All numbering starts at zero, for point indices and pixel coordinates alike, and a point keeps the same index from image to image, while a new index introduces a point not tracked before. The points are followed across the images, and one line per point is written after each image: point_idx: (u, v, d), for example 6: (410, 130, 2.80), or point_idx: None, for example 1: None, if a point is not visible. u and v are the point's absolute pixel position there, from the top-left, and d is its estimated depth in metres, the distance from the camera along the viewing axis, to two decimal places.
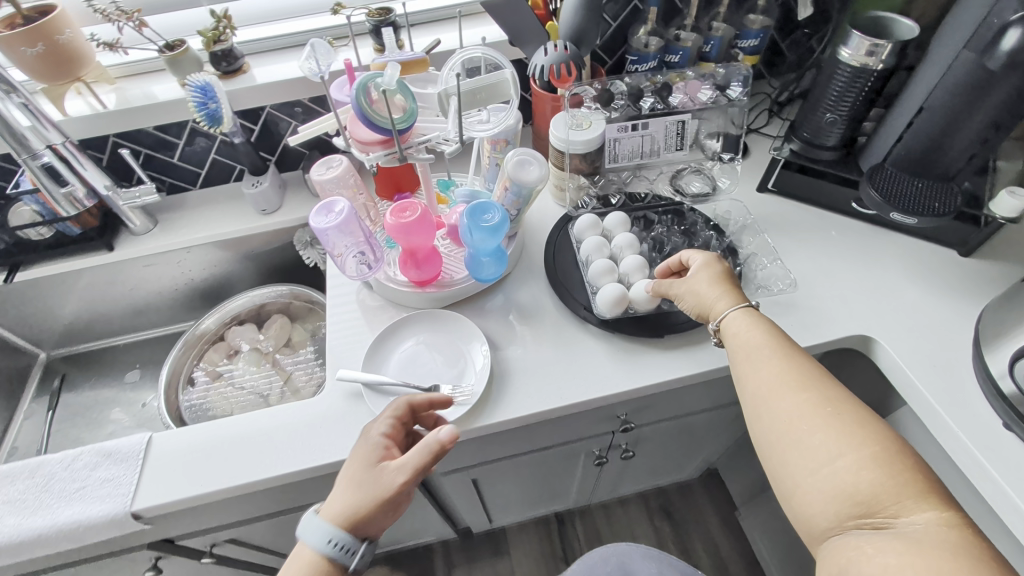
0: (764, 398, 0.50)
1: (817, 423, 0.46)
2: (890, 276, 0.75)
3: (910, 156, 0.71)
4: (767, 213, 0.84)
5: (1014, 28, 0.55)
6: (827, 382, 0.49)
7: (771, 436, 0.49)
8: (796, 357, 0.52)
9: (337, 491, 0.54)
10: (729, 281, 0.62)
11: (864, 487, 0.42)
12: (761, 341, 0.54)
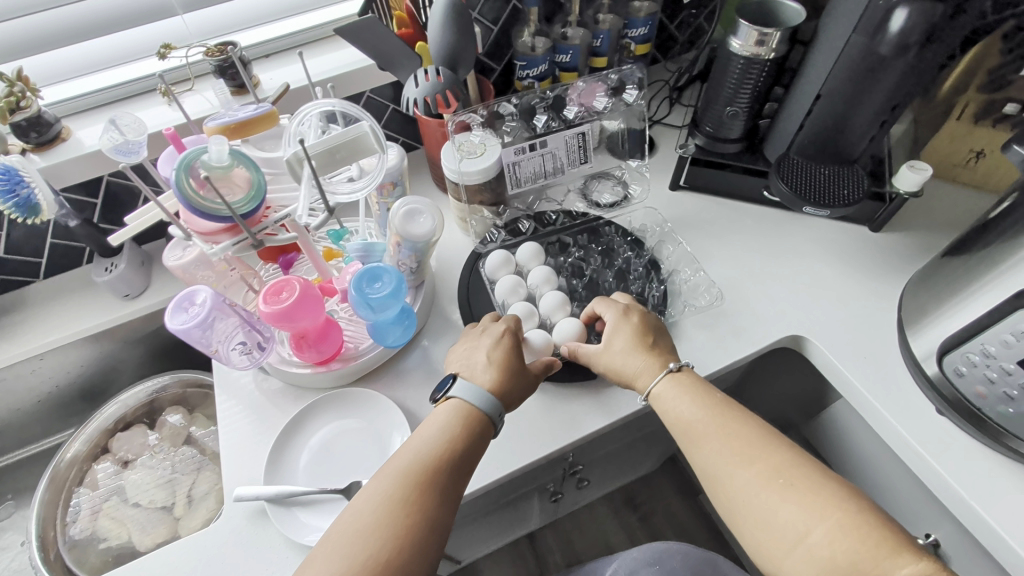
0: (716, 478, 0.49)
1: (777, 498, 0.46)
2: (810, 264, 0.73)
3: (813, 142, 0.69)
4: (681, 214, 0.80)
5: (899, 10, 0.54)
6: (771, 447, 0.49)
7: (739, 519, 0.48)
8: (733, 423, 0.51)
9: (477, 368, 0.55)
10: (644, 343, 0.58)
11: (842, 558, 0.42)
12: (693, 412, 0.53)
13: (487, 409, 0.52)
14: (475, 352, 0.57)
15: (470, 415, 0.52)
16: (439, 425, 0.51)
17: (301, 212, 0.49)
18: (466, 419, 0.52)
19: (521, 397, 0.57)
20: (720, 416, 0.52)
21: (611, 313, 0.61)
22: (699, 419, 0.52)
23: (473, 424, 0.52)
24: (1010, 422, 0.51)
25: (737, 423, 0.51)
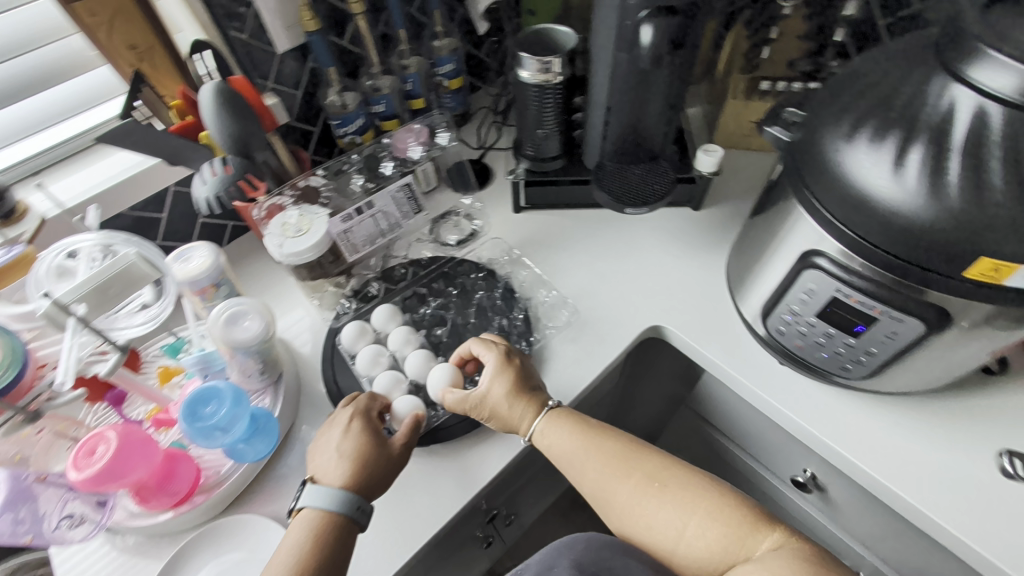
0: (605, 502, 0.53)
1: (654, 502, 0.50)
2: (651, 253, 0.78)
3: (619, 145, 0.74)
4: (529, 235, 0.82)
5: (645, 26, 0.58)
6: (644, 458, 0.54)
7: (631, 530, 0.52)
8: (607, 443, 0.55)
9: (329, 466, 0.53)
10: (523, 393, 0.58)
11: (716, 547, 0.46)
12: (575, 442, 0.56)
13: (346, 509, 0.50)
14: (327, 444, 0.54)
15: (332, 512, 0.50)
16: (291, 543, 0.48)
17: (61, 380, 0.45)
18: (320, 526, 0.49)
19: (390, 479, 0.54)
20: (595, 441, 0.56)
21: (495, 367, 0.59)
22: (577, 447, 0.56)
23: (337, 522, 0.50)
24: (827, 363, 0.57)
25: (610, 444, 0.55)
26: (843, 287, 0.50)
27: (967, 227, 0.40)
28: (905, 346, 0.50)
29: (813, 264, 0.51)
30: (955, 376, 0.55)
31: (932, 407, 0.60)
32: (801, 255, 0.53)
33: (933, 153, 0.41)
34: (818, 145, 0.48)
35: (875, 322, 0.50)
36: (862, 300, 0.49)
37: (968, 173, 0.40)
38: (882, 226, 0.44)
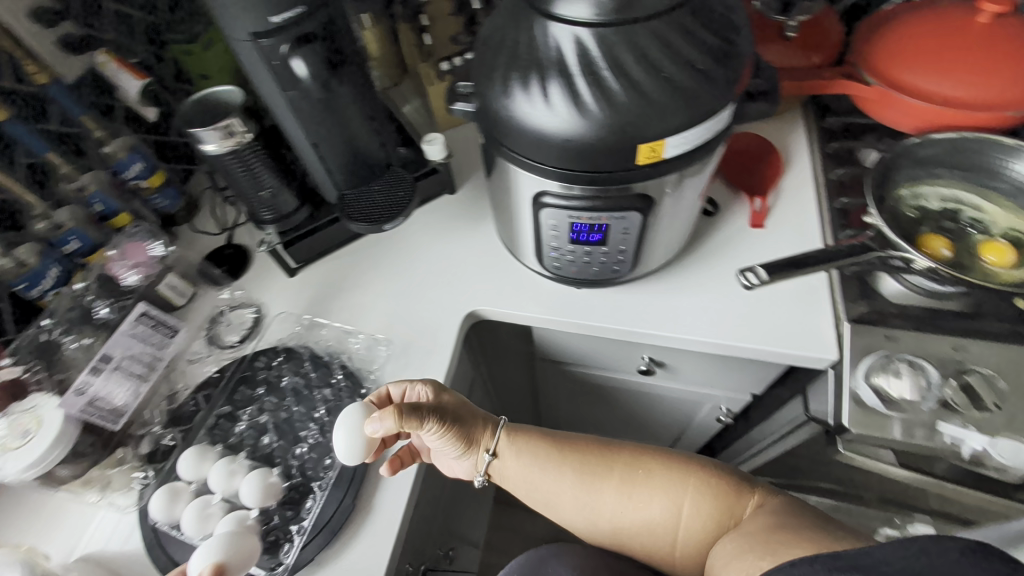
0: (597, 512, 0.60)
1: (645, 490, 0.59)
2: (431, 253, 0.80)
3: (348, 172, 0.75)
4: (312, 295, 0.77)
5: (294, 60, 0.57)
6: (618, 453, 0.62)
7: (623, 519, 0.59)
8: (583, 453, 0.62)
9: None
10: (467, 415, 0.61)
11: (702, 523, 0.56)
12: (550, 454, 0.62)
13: None
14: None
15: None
16: None
17: None
18: None
19: None
20: (575, 456, 0.62)
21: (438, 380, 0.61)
22: (557, 469, 0.61)
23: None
24: (602, 274, 0.64)
25: (590, 456, 0.62)
26: (572, 212, 0.55)
27: (617, 128, 0.47)
28: (639, 234, 0.58)
29: (544, 203, 0.56)
30: (686, 233, 0.67)
31: (686, 265, 0.73)
32: (533, 200, 0.57)
33: (566, 82, 0.47)
34: (488, 107, 0.52)
35: (609, 228, 0.57)
36: (590, 215, 0.55)
37: (595, 87, 0.47)
38: (564, 153, 0.49)
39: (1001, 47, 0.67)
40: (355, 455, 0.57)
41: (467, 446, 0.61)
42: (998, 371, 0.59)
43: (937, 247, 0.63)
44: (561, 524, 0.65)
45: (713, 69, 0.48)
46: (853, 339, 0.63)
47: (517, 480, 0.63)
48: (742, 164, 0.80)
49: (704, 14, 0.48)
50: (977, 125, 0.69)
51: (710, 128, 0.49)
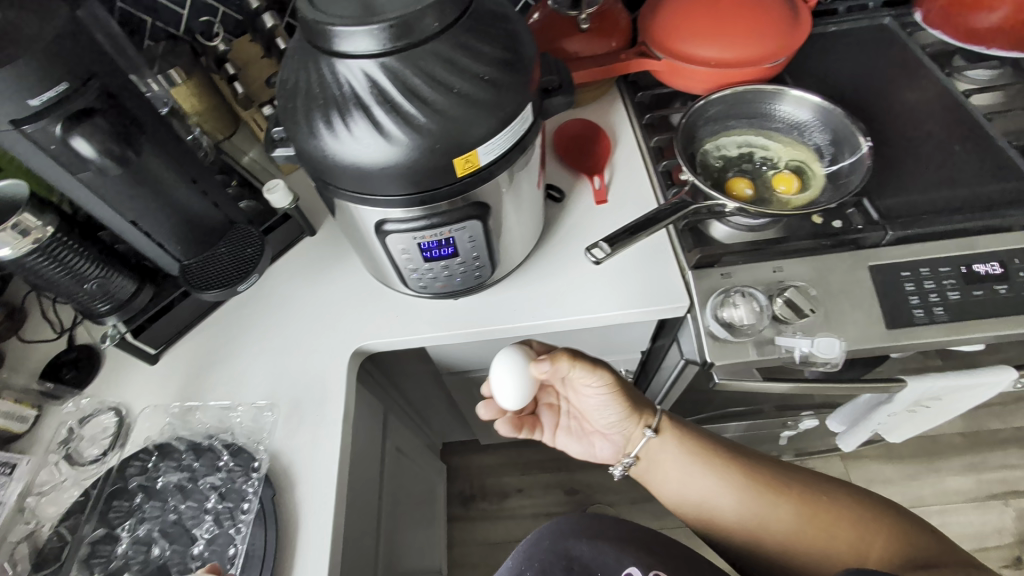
0: (758, 523, 0.65)
1: (828, 522, 0.62)
2: (301, 300, 0.77)
3: (185, 241, 0.69)
4: (179, 379, 0.72)
5: (74, 140, 0.51)
6: (818, 485, 0.66)
7: (778, 525, 0.64)
8: (755, 475, 0.67)
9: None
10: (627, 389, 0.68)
11: (858, 553, 0.60)
12: (710, 456, 0.69)
13: None
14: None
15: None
16: None
17: None
18: None
19: None
20: (731, 468, 0.67)
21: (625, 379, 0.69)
22: (707, 472, 0.68)
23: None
24: (467, 282, 0.66)
25: (756, 474, 0.67)
26: (415, 233, 0.56)
27: (430, 149, 0.49)
28: (485, 240, 0.60)
29: (387, 230, 0.56)
30: (535, 222, 0.73)
31: (549, 252, 0.78)
32: (375, 229, 0.57)
33: (369, 114, 0.48)
34: (304, 150, 0.52)
35: (455, 240, 0.58)
36: (433, 233, 0.57)
37: (396, 114, 0.48)
38: (387, 181, 0.51)
39: (748, 12, 0.79)
40: (520, 393, 0.65)
41: (634, 417, 0.70)
42: (812, 282, 0.68)
43: (740, 188, 0.73)
44: (706, 525, 0.70)
45: (501, 77, 0.51)
46: (697, 283, 0.71)
47: (669, 473, 0.70)
48: (576, 148, 0.88)
49: (479, 27, 0.51)
50: (747, 80, 0.80)
51: (513, 131, 0.53)
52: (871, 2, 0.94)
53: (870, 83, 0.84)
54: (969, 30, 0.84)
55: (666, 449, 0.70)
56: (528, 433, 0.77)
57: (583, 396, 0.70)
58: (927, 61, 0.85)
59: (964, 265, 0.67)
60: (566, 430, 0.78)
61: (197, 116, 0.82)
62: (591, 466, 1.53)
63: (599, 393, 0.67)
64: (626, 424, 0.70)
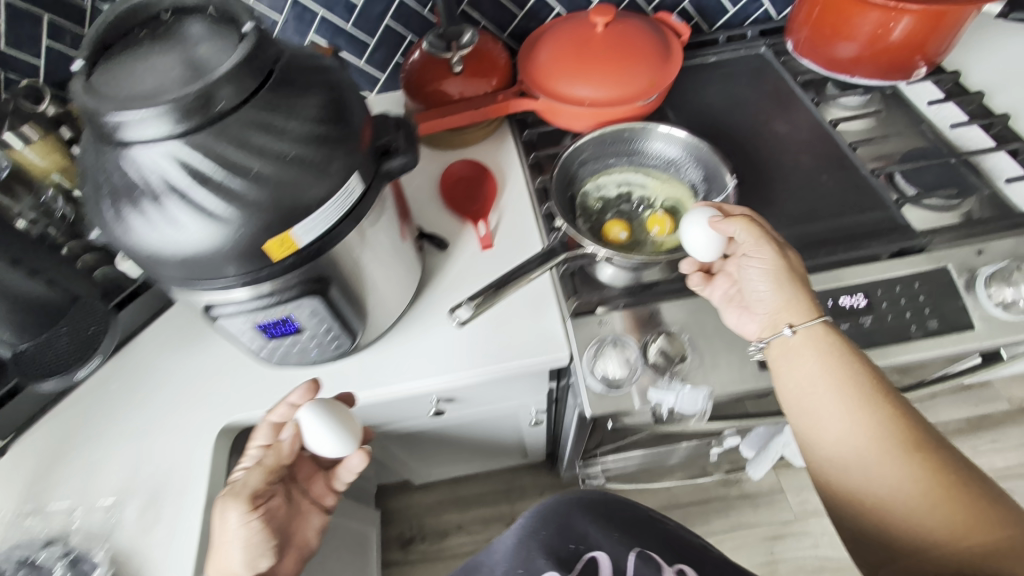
0: (858, 458, 0.53)
1: (945, 503, 0.49)
2: (163, 376, 0.71)
3: (15, 325, 0.60)
4: (16, 480, 0.64)
5: None
6: (966, 470, 0.51)
7: (880, 475, 0.51)
8: (898, 423, 0.52)
9: (241, 560, 0.58)
10: (798, 275, 0.62)
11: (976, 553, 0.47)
12: (845, 378, 0.55)
13: None
14: (222, 528, 0.58)
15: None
16: None
17: None
18: None
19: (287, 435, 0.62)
20: (869, 397, 0.54)
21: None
22: (843, 401, 0.54)
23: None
24: (328, 352, 0.61)
25: (906, 424, 0.52)
26: (248, 315, 0.52)
27: (235, 242, 0.45)
28: (333, 313, 0.56)
29: (216, 314, 0.52)
30: (412, 273, 0.73)
31: (431, 304, 0.75)
32: (206, 313, 0.53)
33: (161, 204, 0.43)
34: (108, 237, 0.47)
35: (295, 317, 0.54)
36: (265, 313, 0.53)
37: (190, 203, 0.43)
38: (199, 270, 0.47)
39: (618, 52, 0.78)
40: (706, 249, 0.63)
41: (794, 296, 0.60)
42: (683, 327, 0.69)
43: (616, 232, 0.72)
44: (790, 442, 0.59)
45: (313, 153, 0.46)
46: (576, 333, 0.70)
47: (792, 383, 0.59)
48: (463, 191, 0.86)
49: (285, 99, 0.46)
50: (622, 119, 0.80)
51: (336, 207, 0.49)
52: (749, 32, 0.96)
53: (746, 117, 0.85)
54: (832, 58, 0.84)
55: (811, 360, 0.58)
56: (696, 287, 0.70)
57: (745, 267, 0.65)
58: (799, 93, 0.87)
59: (832, 299, 0.68)
60: (728, 297, 0.67)
61: (61, 173, 0.71)
62: (530, 496, 1.49)
63: (760, 256, 0.62)
64: (780, 290, 0.61)
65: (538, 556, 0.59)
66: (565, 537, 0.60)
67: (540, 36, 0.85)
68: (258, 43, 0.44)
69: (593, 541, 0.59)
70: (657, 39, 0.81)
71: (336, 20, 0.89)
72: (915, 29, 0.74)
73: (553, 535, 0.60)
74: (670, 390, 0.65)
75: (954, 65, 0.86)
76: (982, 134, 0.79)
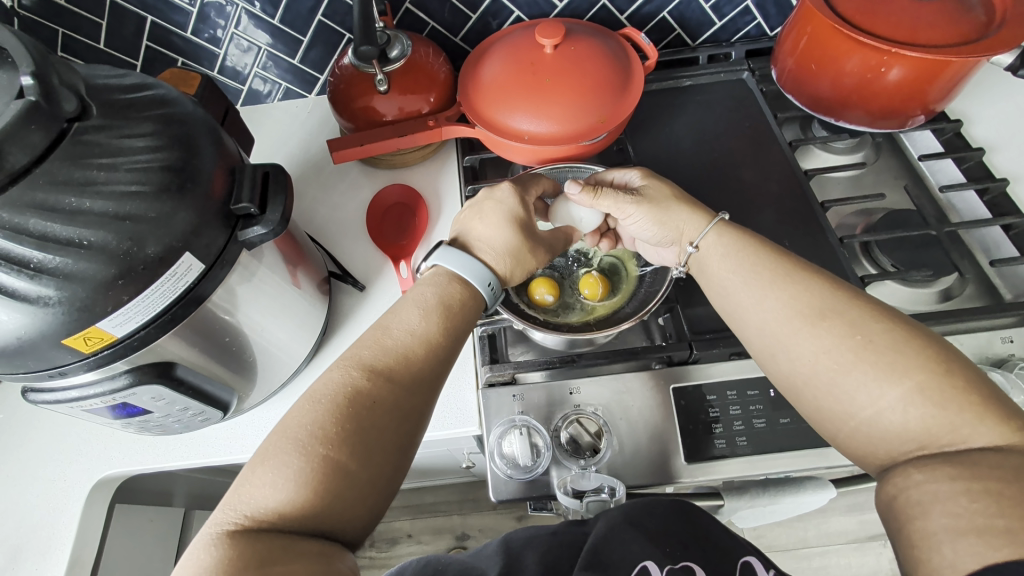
0: (775, 349, 0.46)
1: (864, 367, 0.41)
2: (41, 420, 0.64)
3: None
4: None
5: None
6: (889, 319, 0.43)
7: (795, 364, 0.45)
8: (809, 295, 0.46)
9: (516, 265, 0.56)
10: (689, 197, 0.57)
11: (916, 422, 0.39)
12: (753, 265, 0.50)
13: None
14: (495, 236, 0.55)
15: (227, 547, 0.36)
16: None
17: None
18: None
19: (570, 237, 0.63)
20: (776, 280, 0.48)
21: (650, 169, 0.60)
22: (761, 282, 0.48)
23: (243, 524, 0.38)
24: (192, 422, 0.56)
25: (825, 295, 0.45)
26: (71, 403, 0.46)
27: (12, 335, 0.38)
28: (181, 395, 0.50)
29: (36, 399, 0.46)
30: (315, 319, 0.64)
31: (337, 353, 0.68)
32: (27, 396, 0.47)
33: None
34: None
35: (133, 401, 0.48)
36: (91, 402, 0.46)
37: None
38: (8, 362, 0.40)
39: (566, 75, 0.67)
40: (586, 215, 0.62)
41: (684, 211, 0.56)
42: (604, 409, 0.62)
43: (540, 293, 0.65)
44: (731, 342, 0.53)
45: (115, 237, 0.38)
46: (486, 406, 0.63)
47: (712, 269, 0.53)
48: (393, 218, 0.77)
49: (81, 170, 0.37)
50: (565, 156, 0.71)
51: (161, 293, 0.41)
52: (734, 52, 0.83)
53: (714, 157, 0.76)
54: (817, 97, 0.73)
55: (728, 245, 0.52)
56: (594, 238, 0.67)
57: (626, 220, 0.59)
58: (777, 131, 0.77)
59: (773, 388, 0.62)
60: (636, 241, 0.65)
61: None
62: (485, 509, 1.36)
63: (634, 217, 0.57)
64: (666, 232, 0.57)
65: (632, 536, 0.43)
66: (674, 536, 0.44)
67: (487, 48, 0.74)
68: (37, 100, 0.35)
69: (700, 549, 0.43)
70: (615, 65, 0.70)
71: (260, 14, 0.76)
72: (912, 75, 0.63)
73: (663, 523, 0.44)
74: (587, 493, 0.57)
75: (957, 112, 0.76)
76: (976, 201, 0.69)
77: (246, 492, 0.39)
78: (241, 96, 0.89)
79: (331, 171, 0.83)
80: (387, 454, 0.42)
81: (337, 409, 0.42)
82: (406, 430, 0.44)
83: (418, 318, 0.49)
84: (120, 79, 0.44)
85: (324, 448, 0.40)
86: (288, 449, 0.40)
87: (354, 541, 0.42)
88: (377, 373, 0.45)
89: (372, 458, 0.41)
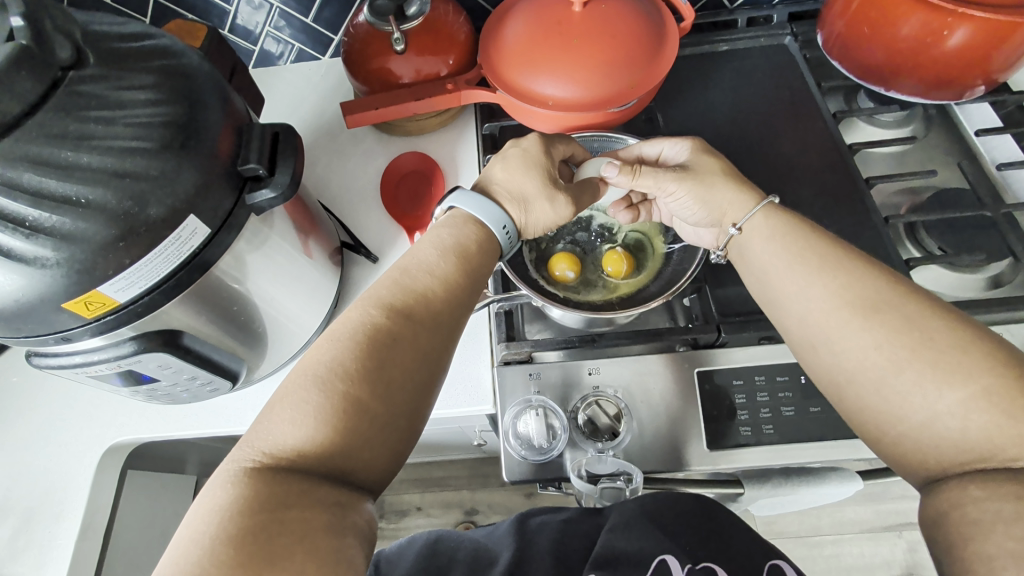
0: (818, 342, 0.43)
1: (920, 367, 0.37)
2: (50, 386, 0.63)
3: None
4: None
5: None
6: (951, 317, 0.39)
7: (841, 360, 0.41)
8: (862, 285, 0.42)
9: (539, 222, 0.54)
10: (737, 174, 0.53)
11: (976, 430, 0.35)
12: (799, 250, 0.46)
13: None
14: (522, 184, 0.52)
15: (243, 484, 0.34)
16: None
17: None
18: None
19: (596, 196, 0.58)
20: (825, 267, 0.44)
21: (702, 141, 0.56)
22: (808, 268, 0.45)
23: (262, 461, 0.36)
24: (198, 393, 0.55)
25: (880, 286, 0.42)
26: (76, 368, 0.44)
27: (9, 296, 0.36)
28: (188, 363, 0.48)
29: (42, 363, 0.45)
30: (326, 290, 0.61)
31: None
32: (32, 361, 0.45)
33: None
34: None
35: (139, 368, 0.46)
36: (97, 368, 0.45)
37: None
38: (9, 325, 0.39)
39: (596, 35, 0.63)
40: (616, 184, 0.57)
41: (730, 189, 0.51)
42: (625, 392, 0.59)
43: (560, 269, 0.62)
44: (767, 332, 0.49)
45: (114, 197, 0.36)
46: (501, 384, 0.61)
47: (754, 255, 0.49)
48: (408, 185, 0.74)
49: (77, 122, 0.35)
50: (590, 125, 0.67)
51: (163, 258, 0.39)
52: (776, 15, 0.77)
53: (750, 129, 0.71)
54: (864, 65, 0.68)
55: (772, 228, 0.48)
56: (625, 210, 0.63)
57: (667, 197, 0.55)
58: (819, 97, 0.71)
59: (804, 375, 0.59)
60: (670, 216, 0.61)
61: None
62: (494, 486, 1.36)
63: (676, 195, 0.53)
64: (708, 212, 0.53)
65: (650, 531, 0.40)
66: (696, 534, 0.41)
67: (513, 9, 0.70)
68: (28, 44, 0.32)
69: (723, 547, 0.40)
70: (648, 26, 0.65)
71: None
72: (974, 41, 0.58)
73: (684, 521, 0.42)
74: (602, 478, 0.55)
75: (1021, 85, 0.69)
76: None
77: (263, 429, 0.37)
78: (252, 57, 0.85)
79: (344, 137, 0.79)
80: (407, 396, 0.40)
81: (357, 342, 0.40)
82: (428, 369, 0.42)
83: (436, 253, 0.47)
84: (120, 27, 0.41)
85: (345, 384, 0.38)
86: (308, 385, 0.38)
87: (372, 487, 0.40)
88: (396, 312, 0.42)
89: (393, 393, 0.39)
